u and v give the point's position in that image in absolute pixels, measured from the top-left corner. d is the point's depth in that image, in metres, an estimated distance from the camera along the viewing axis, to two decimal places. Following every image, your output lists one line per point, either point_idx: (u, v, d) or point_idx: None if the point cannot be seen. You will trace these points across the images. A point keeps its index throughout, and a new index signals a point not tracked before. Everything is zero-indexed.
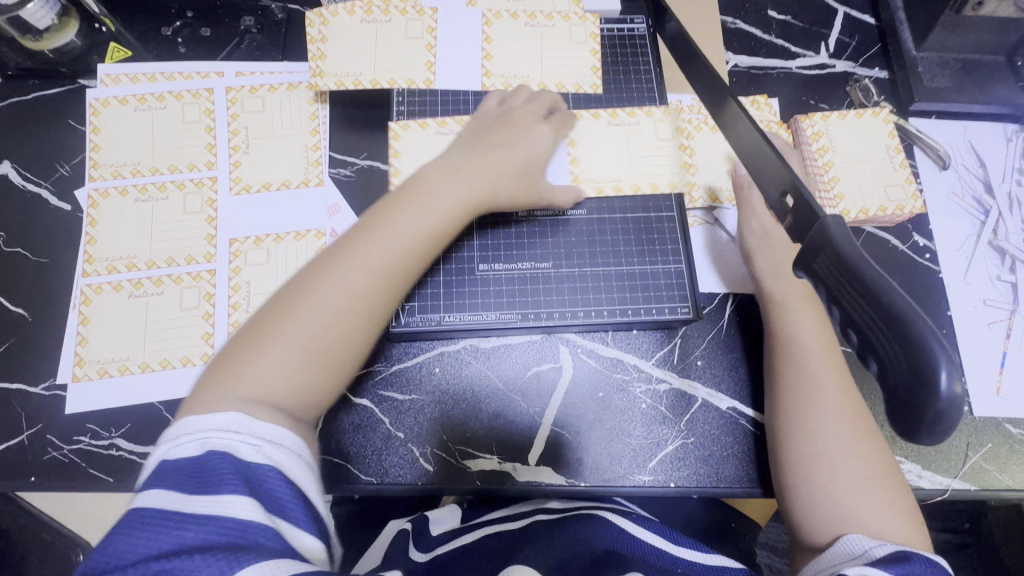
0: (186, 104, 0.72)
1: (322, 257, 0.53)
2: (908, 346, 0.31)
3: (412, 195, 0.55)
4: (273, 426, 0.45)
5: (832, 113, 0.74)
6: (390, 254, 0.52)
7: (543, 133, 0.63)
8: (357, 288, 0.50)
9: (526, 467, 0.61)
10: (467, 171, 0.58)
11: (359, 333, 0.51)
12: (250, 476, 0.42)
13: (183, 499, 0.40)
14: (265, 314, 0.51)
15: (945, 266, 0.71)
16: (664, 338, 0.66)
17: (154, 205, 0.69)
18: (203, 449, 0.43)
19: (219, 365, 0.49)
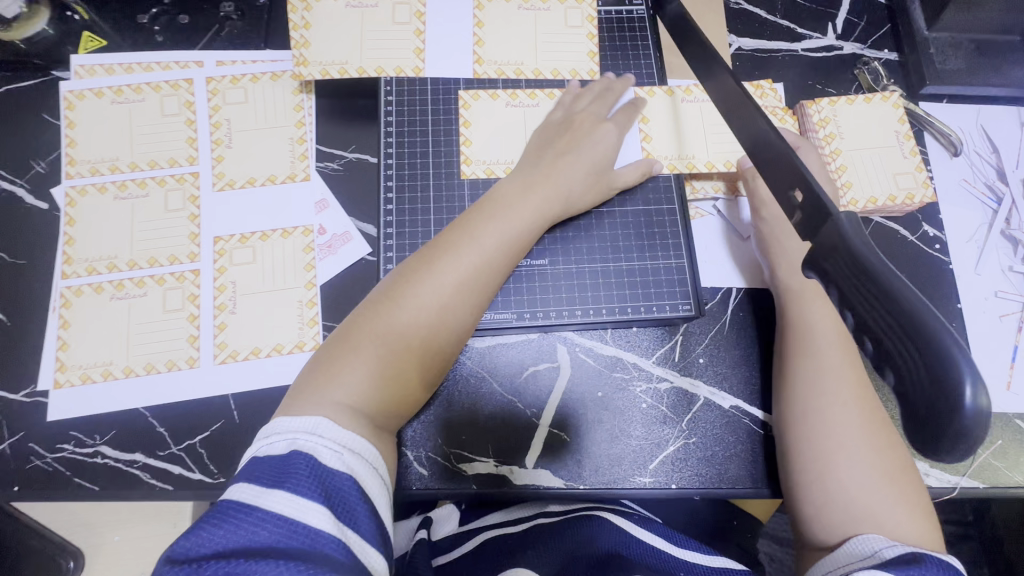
0: (165, 96, 0.69)
1: (411, 266, 0.56)
2: (931, 355, 0.29)
3: (492, 209, 0.58)
4: (352, 435, 0.48)
5: (840, 98, 0.71)
6: (474, 269, 0.55)
7: (602, 134, 0.63)
8: (446, 302, 0.54)
9: (523, 470, 0.60)
10: (537, 184, 0.59)
11: (443, 344, 0.55)
12: (326, 480, 0.44)
13: (264, 494, 0.42)
14: (357, 319, 0.54)
15: (956, 256, 0.68)
16: (665, 335, 0.64)
17: (134, 203, 0.66)
18: (290, 449, 0.45)
19: (316, 370, 0.52)
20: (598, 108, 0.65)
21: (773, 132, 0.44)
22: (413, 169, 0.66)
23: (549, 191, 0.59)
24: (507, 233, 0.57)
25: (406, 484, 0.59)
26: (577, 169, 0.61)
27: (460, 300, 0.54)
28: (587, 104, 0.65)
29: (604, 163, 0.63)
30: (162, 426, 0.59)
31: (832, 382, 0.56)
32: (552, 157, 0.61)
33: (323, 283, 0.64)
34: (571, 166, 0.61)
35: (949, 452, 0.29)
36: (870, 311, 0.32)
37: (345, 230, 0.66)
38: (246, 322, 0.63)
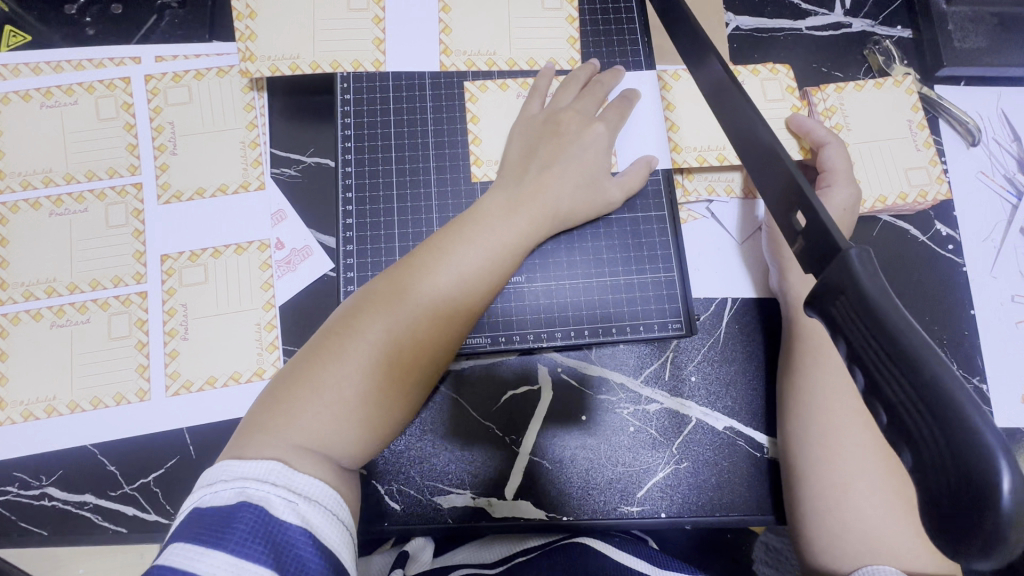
0: (99, 97, 0.62)
1: (379, 288, 0.48)
2: (956, 436, 0.24)
3: (472, 226, 0.52)
4: (312, 480, 0.39)
5: (847, 84, 0.64)
6: (455, 294, 0.48)
7: (591, 136, 0.57)
8: (424, 331, 0.47)
9: (502, 502, 0.56)
10: (528, 199, 0.54)
11: (416, 377, 0.47)
12: (279, 540, 0.36)
13: (200, 558, 0.34)
14: (314, 348, 0.45)
15: (970, 258, 0.63)
16: (653, 354, 0.59)
17: (71, 220, 0.60)
18: (237, 499, 0.37)
19: (270, 402, 0.43)
20: (585, 104, 0.58)
21: (774, 141, 0.37)
22: (374, 177, 0.59)
23: (534, 207, 0.53)
24: (489, 253, 0.51)
25: (377, 520, 0.55)
26: (569, 179, 0.55)
27: (440, 328, 0.48)
28: (576, 101, 0.58)
29: (598, 168, 0.57)
30: (113, 464, 0.55)
31: (838, 409, 0.51)
32: (539, 166, 0.55)
33: (283, 303, 0.59)
34: (561, 178, 0.55)
35: (977, 552, 0.24)
36: (884, 375, 0.27)
37: (305, 244, 0.60)
38: (199, 349, 0.58)
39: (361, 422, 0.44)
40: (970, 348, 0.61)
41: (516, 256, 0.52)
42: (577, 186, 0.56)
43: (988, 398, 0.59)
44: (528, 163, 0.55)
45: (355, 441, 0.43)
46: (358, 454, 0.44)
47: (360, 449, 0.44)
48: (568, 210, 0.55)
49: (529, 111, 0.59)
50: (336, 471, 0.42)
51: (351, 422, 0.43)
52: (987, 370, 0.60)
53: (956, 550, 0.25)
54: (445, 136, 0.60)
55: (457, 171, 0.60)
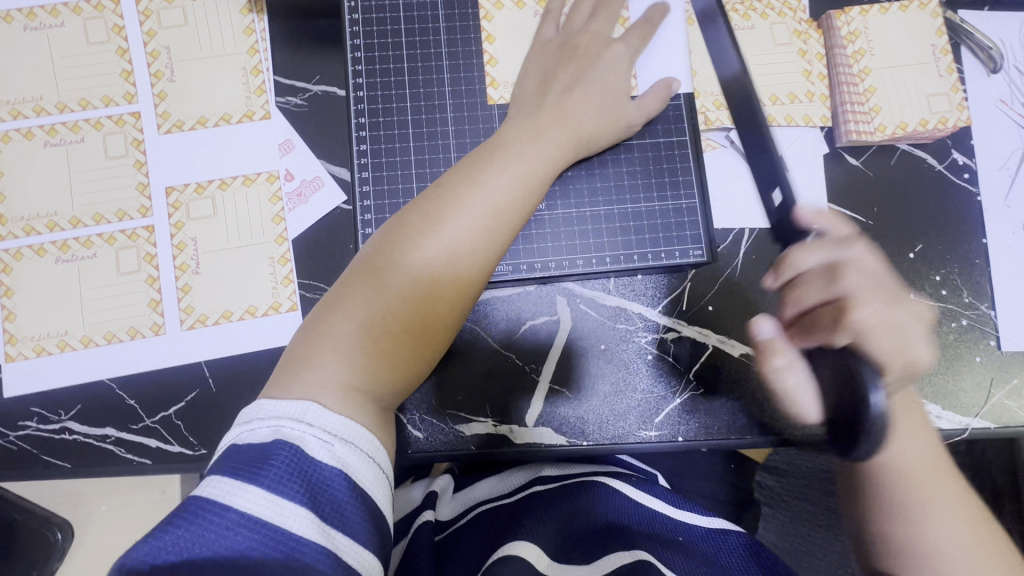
0: (87, 19, 0.58)
1: (411, 219, 0.47)
2: None
3: (502, 153, 0.50)
4: (347, 420, 0.39)
5: (872, 7, 0.62)
6: (489, 224, 0.47)
7: (610, 59, 0.55)
8: (461, 264, 0.46)
9: (524, 429, 0.57)
10: (552, 125, 0.52)
11: (449, 310, 0.46)
12: (313, 482, 0.36)
13: (237, 494, 0.35)
14: (352, 278, 0.45)
15: (985, 187, 0.63)
16: (671, 283, 0.59)
17: (68, 150, 0.57)
18: (273, 439, 0.37)
19: (307, 330, 0.44)
20: (604, 25, 0.56)
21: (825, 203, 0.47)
22: (387, 102, 0.57)
23: (559, 131, 0.52)
24: (517, 180, 0.49)
25: (401, 448, 0.56)
26: (590, 103, 0.53)
27: (476, 261, 0.46)
28: (594, 23, 0.56)
29: (621, 92, 0.55)
30: (132, 398, 0.55)
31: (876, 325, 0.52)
32: (560, 92, 0.53)
33: (296, 236, 0.58)
34: (583, 101, 0.53)
35: None
36: None
37: (316, 175, 0.59)
38: (212, 283, 0.57)
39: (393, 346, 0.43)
40: (980, 276, 0.62)
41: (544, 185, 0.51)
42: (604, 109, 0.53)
43: (996, 324, 0.61)
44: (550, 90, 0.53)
45: (385, 366, 0.43)
46: (391, 380, 0.44)
47: (393, 375, 0.44)
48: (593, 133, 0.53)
49: (545, 33, 0.56)
50: (369, 394, 0.42)
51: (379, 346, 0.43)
52: (996, 297, 0.61)
53: None
54: (460, 59, 0.58)
55: (473, 96, 0.57)
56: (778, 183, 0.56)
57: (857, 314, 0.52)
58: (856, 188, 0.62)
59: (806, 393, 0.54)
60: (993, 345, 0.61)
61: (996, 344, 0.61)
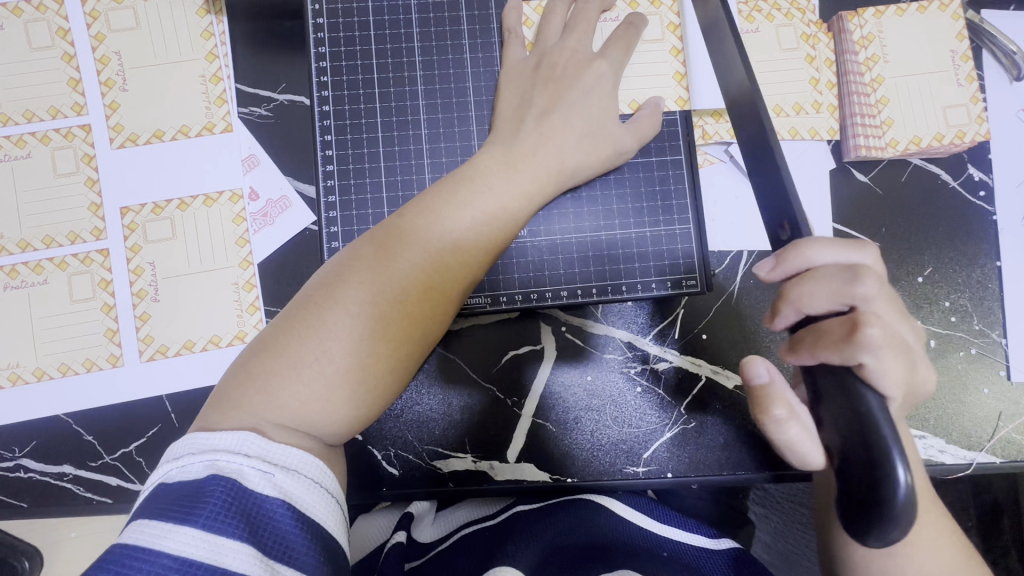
0: (29, 22, 0.53)
1: (366, 254, 0.43)
2: (879, 479, 0.32)
3: (468, 185, 0.46)
4: (292, 451, 0.37)
5: (888, 8, 0.57)
6: (449, 263, 0.44)
7: (597, 72, 0.50)
8: (401, 320, 0.41)
9: (504, 464, 0.54)
10: (529, 152, 0.48)
11: (410, 355, 0.42)
12: (255, 515, 0.34)
13: (168, 536, 0.32)
14: (275, 340, 0.40)
15: (1001, 205, 0.59)
16: (662, 311, 0.56)
17: (13, 167, 0.53)
18: (208, 473, 0.35)
19: (244, 375, 0.40)
20: (581, 39, 0.51)
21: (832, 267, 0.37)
22: (355, 117, 0.52)
23: (534, 163, 0.48)
24: (483, 217, 0.45)
25: (374, 485, 0.54)
26: (571, 127, 0.49)
27: (433, 301, 0.43)
28: (568, 36, 0.51)
29: (610, 108, 0.50)
30: (89, 434, 0.52)
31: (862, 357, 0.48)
32: (543, 107, 0.49)
33: (261, 260, 0.54)
34: (562, 126, 0.48)
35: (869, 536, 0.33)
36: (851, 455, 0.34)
37: (282, 194, 0.54)
38: (173, 311, 0.53)
39: (354, 397, 0.40)
40: (991, 301, 0.58)
41: (517, 219, 0.47)
42: (585, 128, 0.49)
43: (1007, 353, 0.57)
44: (531, 106, 0.49)
45: (345, 416, 0.40)
46: (347, 434, 0.41)
47: (349, 430, 0.41)
48: (573, 159, 0.49)
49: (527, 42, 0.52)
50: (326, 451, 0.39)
51: (340, 398, 0.39)
52: (1008, 324, 0.58)
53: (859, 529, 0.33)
54: (435, 68, 0.53)
55: (450, 110, 0.53)
56: (784, 211, 0.41)
57: (872, 327, 0.34)
58: (863, 206, 0.58)
59: (812, 445, 0.40)
60: (1004, 375, 0.58)
61: (1007, 374, 0.57)
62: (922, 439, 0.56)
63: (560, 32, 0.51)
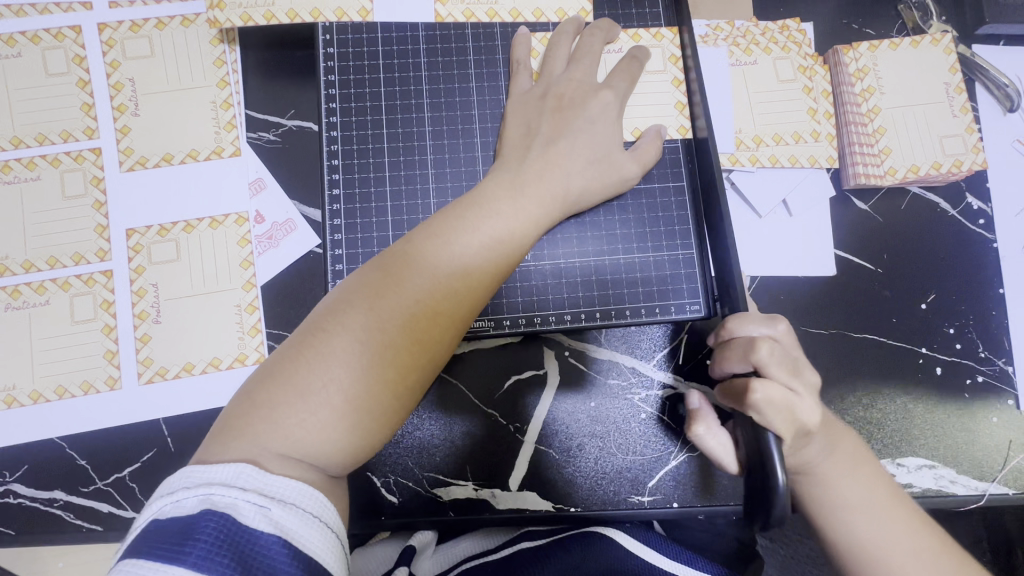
0: (47, 50, 0.55)
1: (373, 278, 0.43)
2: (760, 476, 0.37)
3: (476, 210, 0.46)
4: (290, 482, 0.36)
5: (882, 42, 0.59)
6: (456, 287, 0.43)
7: (600, 102, 0.51)
8: (406, 346, 0.41)
9: (506, 492, 0.53)
10: (535, 179, 0.48)
11: (416, 380, 0.42)
12: (247, 552, 0.33)
13: (160, 574, 0.31)
14: (281, 367, 0.40)
15: (1001, 233, 0.59)
16: (666, 337, 0.55)
17: (22, 189, 0.54)
18: (202, 508, 0.34)
19: (248, 403, 0.39)
20: (584, 69, 0.52)
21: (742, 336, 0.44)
22: (363, 143, 0.53)
23: (540, 190, 0.48)
24: (490, 241, 0.45)
25: (372, 513, 0.52)
26: (577, 156, 0.49)
27: (440, 325, 0.42)
28: (574, 68, 0.52)
29: (613, 135, 0.51)
30: (84, 458, 0.51)
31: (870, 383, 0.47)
32: (547, 137, 0.50)
33: (264, 282, 0.54)
34: (569, 155, 0.49)
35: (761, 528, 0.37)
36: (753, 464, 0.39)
37: (287, 218, 0.55)
38: (174, 333, 0.53)
39: (355, 421, 0.39)
40: (997, 329, 0.58)
41: (525, 244, 0.47)
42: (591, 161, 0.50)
43: (1013, 380, 0.57)
44: (535, 137, 0.50)
45: (347, 442, 0.39)
46: (347, 459, 0.40)
47: (349, 455, 0.40)
48: (579, 185, 0.49)
49: (527, 77, 0.53)
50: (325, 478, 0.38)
51: (343, 425, 0.39)
52: (1014, 352, 0.57)
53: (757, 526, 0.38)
54: (442, 96, 0.54)
55: (456, 137, 0.54)
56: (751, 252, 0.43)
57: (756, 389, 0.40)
58: (864, 234, 0.58)
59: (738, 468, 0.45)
60: (1011, 404, 0.57)
61: (1014, 404, 0.57)
62: (933, 469, 0.55)
63: (562, 66, 0.52)
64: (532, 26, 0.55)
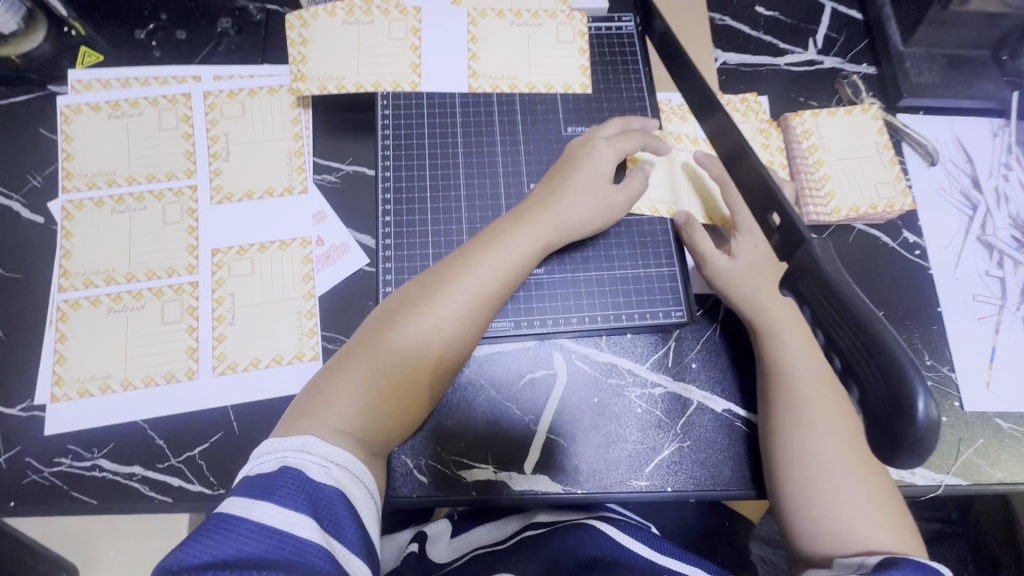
0: (162, 110, 0.70)
1: (409, 298, 0.54)
2: (889, 375, 0.32)
3: (490, 242, 0.57)
4: (342, 451, 0.46)
5: (822, 111, 0.74)
6: (475, 300, 0.54)
7: (594, 155, 0.62)
8: (424, 364, 0.52)
9: (521, 475, 0.61)
10: (534, 217, 0.59)
11: (443, 371, 0.53)
12: (317, 495, 0.42)
13: (253, 508, 0.39)
14: (335, 367, 0.51)
15: (935, 262, 0.71)
16: (658, 342, 0.65)
17: (131, 216, 0.66)
18: (278, 467, 0.43)
19: (311, 395, 0.50)
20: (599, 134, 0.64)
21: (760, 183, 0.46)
22: (410, 182, 0.67)
23: (541, 225, 0.59)
24: (503, 264, 0.56)
25: (404, 492, 0.60)
26: (574, 196, 0.61)
27: (462, 330, 0.54)
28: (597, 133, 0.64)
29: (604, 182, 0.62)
30: (161, 438, 0.60)
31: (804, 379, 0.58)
32: (551, 186, 0.61)
33: (322, 293, 0.65)
34: (568, 197, 0.60)
35: (904, 455, 0.32)
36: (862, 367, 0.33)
37: (343, 242, 0.67)
38: (245, 333, 0.63)
39: None
40: (939, 341, 0.68)
41: (527, 266, 0.58)
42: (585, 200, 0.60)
43: (957, 385, 0.66)
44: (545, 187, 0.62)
45: None
46: None
47: None
48: (576, 221, 0.61)
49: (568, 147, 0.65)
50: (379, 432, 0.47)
51: (383, 407, 0.50)
52: (956, 360, 0.67)
53: (888, 455, 0.32)
54: (473, 147, 0.69)
55: (484, 178, 0.67)
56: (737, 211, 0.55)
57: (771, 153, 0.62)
58: None
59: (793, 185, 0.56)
60: (957, 405, 0.66)
61: (959, 405, 0.66)
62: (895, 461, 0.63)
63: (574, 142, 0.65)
64: (544, 97, 0.71)
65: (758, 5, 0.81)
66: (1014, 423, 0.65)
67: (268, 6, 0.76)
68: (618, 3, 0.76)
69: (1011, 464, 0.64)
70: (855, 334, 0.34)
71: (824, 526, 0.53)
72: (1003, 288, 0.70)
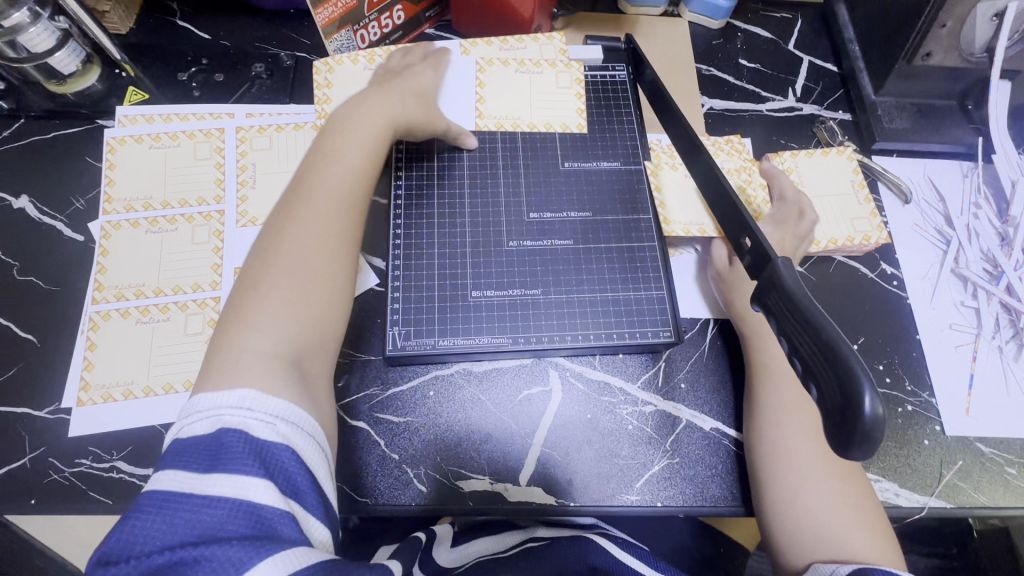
0: (197, 142, 0.77)
1: (269, 234, 0.57)
2: (839, 372, 0.36)
3: (329, 158, 0.62)
4: (281, 403, 0.47)
5: (800, 152, 0.80)
6: (339, 194, 0.60)
7: (395, 83, 0.71)
8: (317, 262, 0.55)
9: (517, 488, 0.63)
10: (337, 130, 0.65)
11: (336, 259, 0.57)
12: (263, 454, 0.43)
13: (200, 479, 0.40)
14: (221, 328, 0.52)
15: (912, 292, 0.75)
16: (648, 362, 0.70)
17: (162, 236, 0.72)
18: (215, 427, 0.44)
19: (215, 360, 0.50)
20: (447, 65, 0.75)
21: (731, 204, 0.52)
22: (420, 209, 0.73)
23: (372, 123, 0.66)
24: (353, 164, 0.63)
25: (404, 501, 0.62)
26: (367, 108, 0.67)
27: (336, 223, 0.58)
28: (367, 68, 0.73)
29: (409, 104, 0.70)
30: None
31: (779, 387, 0.61)
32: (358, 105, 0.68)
33: None
34: (361, 110, 0.67)
35: (857, 447, 0.35)
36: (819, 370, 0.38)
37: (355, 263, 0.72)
38: None
39: None
40: (920, 367, 0.71)
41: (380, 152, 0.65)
42: (407, 101, 0.69)
43: (938, 410, 0.69)
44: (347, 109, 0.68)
45: None
46: None
47: None
48: (409, 120, 0.68)
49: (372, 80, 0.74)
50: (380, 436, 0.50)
51: (294, 318, 0.52)
52: (936, 386, 0.70)
53: (844, 447, 0.36)
54: (478, 179, 0.75)
55: (488, 207, 0.73)
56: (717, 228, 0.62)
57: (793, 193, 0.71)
58: None
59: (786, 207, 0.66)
60: (939, 430, 0.68)
61: (941, 429, 0.68)
62: (879, 482, 0.65)
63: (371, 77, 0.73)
64: (544, 135, 0.77)
65: (741, 58, 0.89)
66: (994, 448, 0.67)
67: (298, 54, 0.85)
68: (612, 54, 0.84)
69: (994, 488, 0.65)
70: (817, 344, 0.38)
71: (811, 529, 0.55)
72: (978, 318, 0.73)
